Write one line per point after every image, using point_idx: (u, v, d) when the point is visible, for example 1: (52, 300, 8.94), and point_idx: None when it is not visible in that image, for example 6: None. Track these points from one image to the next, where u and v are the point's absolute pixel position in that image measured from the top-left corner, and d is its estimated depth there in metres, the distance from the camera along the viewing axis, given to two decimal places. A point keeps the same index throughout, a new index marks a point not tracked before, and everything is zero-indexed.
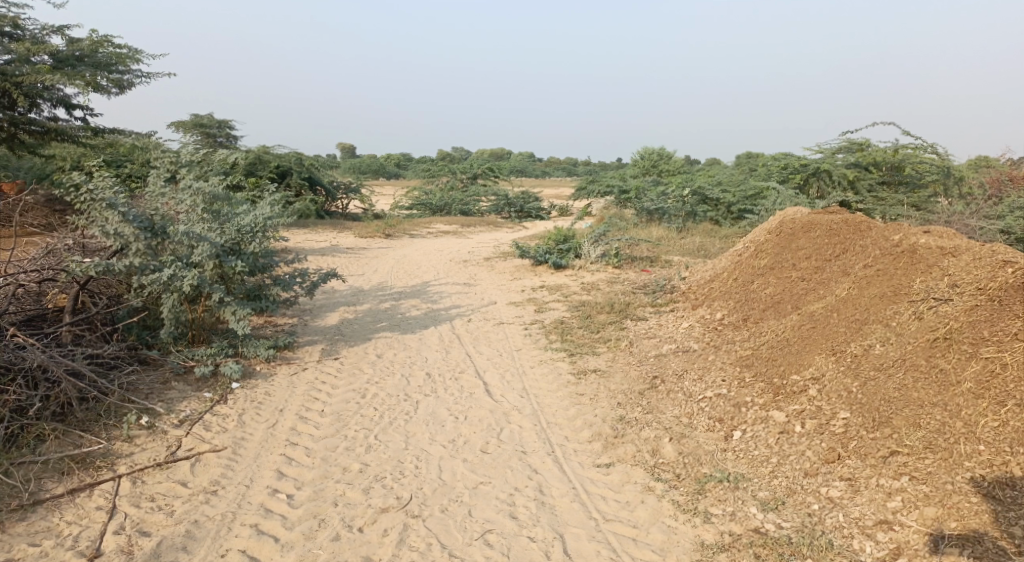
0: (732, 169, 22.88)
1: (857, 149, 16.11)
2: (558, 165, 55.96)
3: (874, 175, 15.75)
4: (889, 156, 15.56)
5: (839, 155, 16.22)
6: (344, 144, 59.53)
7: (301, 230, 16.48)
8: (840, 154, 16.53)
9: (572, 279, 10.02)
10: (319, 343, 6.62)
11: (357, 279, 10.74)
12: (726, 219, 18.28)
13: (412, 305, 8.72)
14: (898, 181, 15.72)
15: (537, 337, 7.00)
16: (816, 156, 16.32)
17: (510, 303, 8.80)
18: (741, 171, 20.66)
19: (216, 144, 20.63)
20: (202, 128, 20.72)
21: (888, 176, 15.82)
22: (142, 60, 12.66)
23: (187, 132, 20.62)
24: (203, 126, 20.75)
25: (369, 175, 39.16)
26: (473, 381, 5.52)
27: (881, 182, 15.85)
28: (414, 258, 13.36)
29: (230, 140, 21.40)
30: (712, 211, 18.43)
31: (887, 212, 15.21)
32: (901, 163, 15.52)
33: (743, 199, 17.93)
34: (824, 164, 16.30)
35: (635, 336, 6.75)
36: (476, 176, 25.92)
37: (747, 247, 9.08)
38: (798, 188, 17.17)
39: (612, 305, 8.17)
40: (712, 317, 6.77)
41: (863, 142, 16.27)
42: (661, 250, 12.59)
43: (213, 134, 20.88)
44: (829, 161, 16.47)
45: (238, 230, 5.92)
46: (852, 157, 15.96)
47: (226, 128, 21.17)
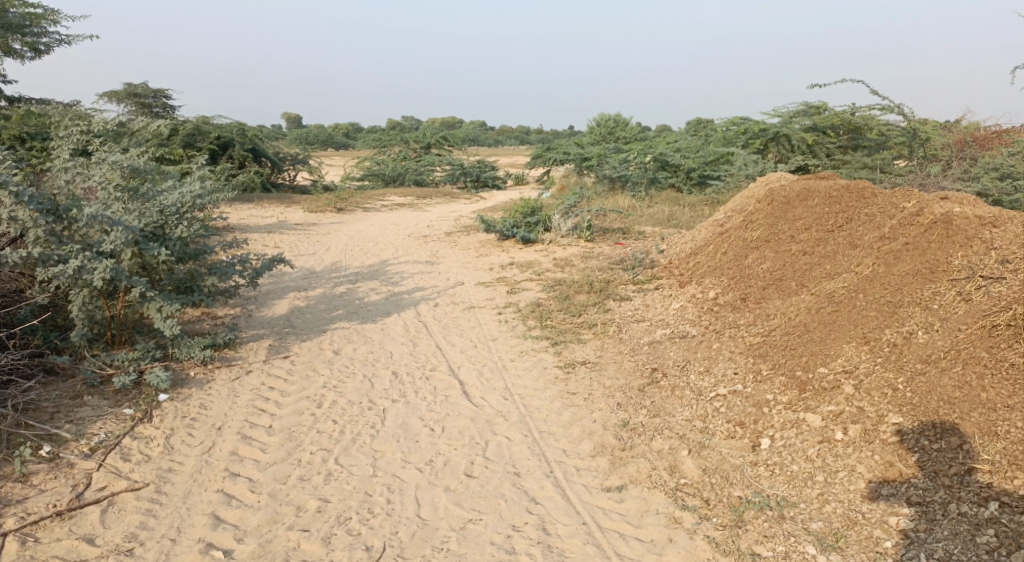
0: (691, 135, 22.51)
1: (814, 112, 15.98)
2: (512, 132, 54.87)
3: (831, 139, 15.79)
4: (848, 119, 15.46)
5: (798, 119, 15.95)
6: (289, 114, 57.49)
7: (246, 205, 15.32)
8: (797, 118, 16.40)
9: (543, 255, 9.35)
10: (265, 339, 5.77)
11: (307, 259, 9.83)
12: (689, 186, 17.84)
13: (371, 289, 7.90)
14: (858, 144, 15.64)
15: (513, 323, 6.30)
16: (777, 121, 15.97)
17: (479, 283, 8.07)
18: (702, 136, 20.25)
19: (152, 115, 19.07)
20: (137, 98, 19.10)
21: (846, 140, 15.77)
22: (60, 20, 11.24)
23: (120, 102, 19.03)
24: (137, 95, 19.18)
25: (317, 146, 37.53)
26: (447, 382, 4.78)
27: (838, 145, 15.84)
28: (369, 234, 12.47)
29: (167, 110, 19.88)
30: (676, 177, 17.98)
31: (850, 175, 14.98)
32: (860, 126, 15.39)
33: (705, 164, 17.49)
34: (783, 129, 16.09)
35: (622, 320, 6.12)
36: (430, 145, 24.87)
37: (730, 218, 8.50)
38: (758, 152, 16.91)
39: (591, 283, 7.52)
40: (705, 296, 6.16)
41: (820, 105, 16.15)
42: (632, 221, 12.00)
43: (148, 104, 19.32)
44: (787, 126, 16.28)
45: (161, 211, 4.97)
46: (810, 121, 15.87)
47: (162, 97, 19.57)
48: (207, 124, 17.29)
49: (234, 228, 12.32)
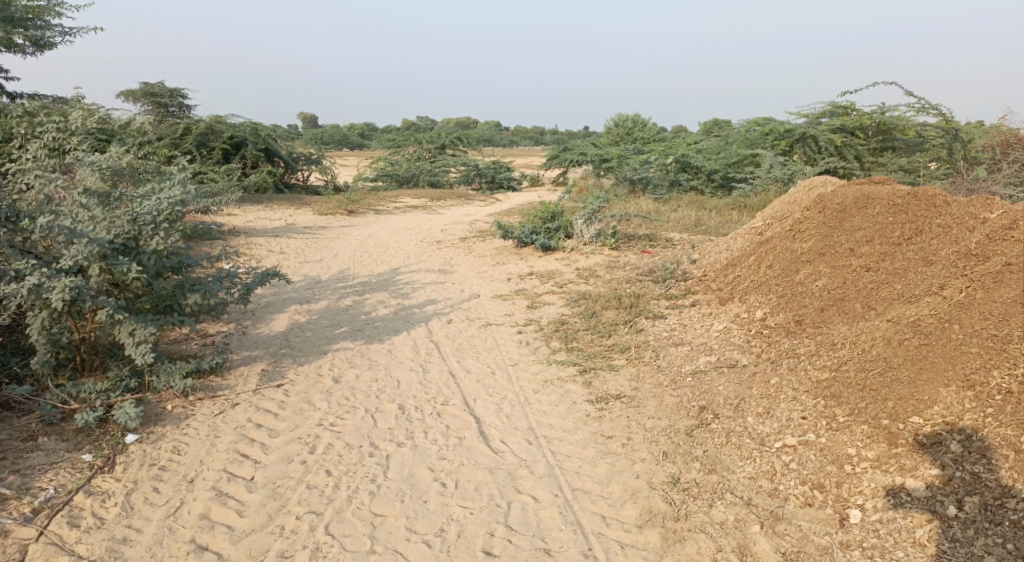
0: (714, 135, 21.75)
1: (842, 114, 15.34)
2: (527, 133, 54.22)
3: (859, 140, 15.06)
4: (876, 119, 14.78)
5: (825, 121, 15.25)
6: (305, 114, 57.47)
7: (255, 206, 14.82)
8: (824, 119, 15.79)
9: (565, 265, 8.71)
10: (258, 362, 5.16)
11: (313, 267, 9.25)
12: (711, 188, 17.14)
13: (379, 301, 7.29)
14: (890, 146, 14.97)
15: (534, 345, 5.65)
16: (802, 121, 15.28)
17: (496, 296, 7.43)
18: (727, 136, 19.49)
19: (167, 114, 18.66)
20: (152, 96, 18.68)
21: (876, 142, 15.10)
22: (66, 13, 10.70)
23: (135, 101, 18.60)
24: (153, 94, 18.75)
25: (332, 145, 37.12)
26: (463, 420, 4.15)
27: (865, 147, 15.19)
28: (381, 239, 11.87)
29: (182, 109, 19.46)
30: (698, 180, 17.29)
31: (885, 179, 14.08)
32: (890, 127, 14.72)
33: (728, 166, 16.76)
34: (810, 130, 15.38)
35: (658, 343, 5.46)
36: (444, 146, 24.29)
37: (771, 228, 7.79)
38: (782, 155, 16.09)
39: (619, 298, 6.85)
40: (751, 317, 5.48)
41: (847, 106, 15.60)
42: (659, 227, 11.31)
43: (164, 104, 18.90)
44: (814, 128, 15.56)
45: (135, 220, 4.36)
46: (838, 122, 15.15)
47: (177, 96, 19.18)
48: (220, 123, 16.95)
49: (240, 231, 11.79)
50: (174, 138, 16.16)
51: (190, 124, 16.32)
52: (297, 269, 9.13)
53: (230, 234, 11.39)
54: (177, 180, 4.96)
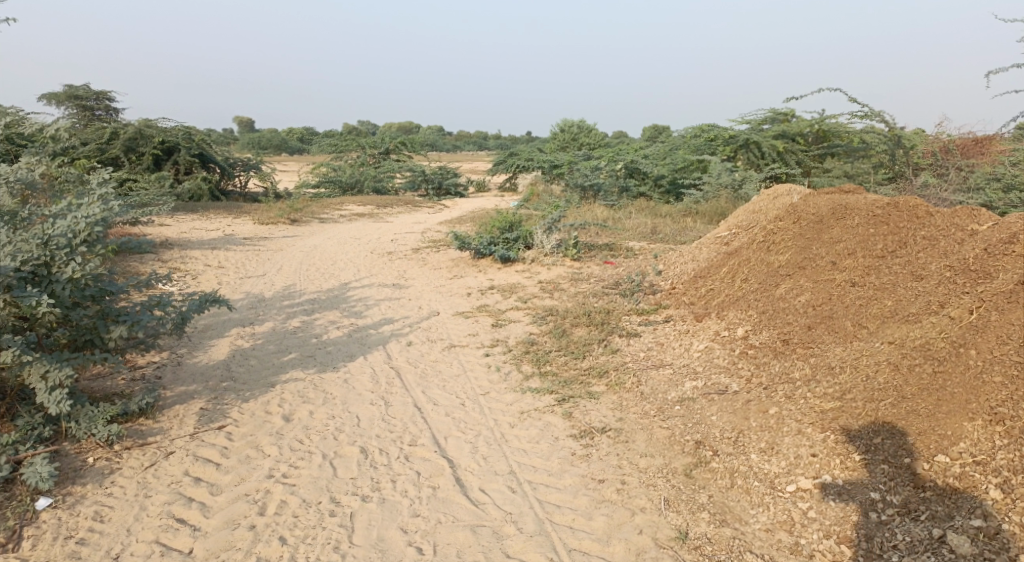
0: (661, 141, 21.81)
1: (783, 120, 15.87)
2: (472, 138, 53.79)
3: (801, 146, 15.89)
4: (819, 126, 15.42)
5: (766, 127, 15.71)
6: (241, 118, 55.65)
7: (189, 215, 13.88)
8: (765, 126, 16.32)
9: (526, 278, 8.34)
10: (196, 399, 4.56)
11: (255, 284, 8.59)
12: (658, 193, 17.07)
13: (329, 321, 6.73)
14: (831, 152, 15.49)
15: (504, 370, 5.22)
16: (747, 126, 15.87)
17: (458, 314, 6.98)
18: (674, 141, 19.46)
19: (93, 117, 17.44)
20: (76, 99, 17.43)
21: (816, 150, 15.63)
22: None
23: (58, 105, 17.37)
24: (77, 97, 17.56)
25: (271, 150, 35.77)
26: (434, 465, 3.71)
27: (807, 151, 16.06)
28: (327, 251, 11.24)
29: (110, 113, 18.28)
30: (644, 185, 17.16)
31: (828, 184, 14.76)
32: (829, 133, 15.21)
33: (676, 172, 16.80)
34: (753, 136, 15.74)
35: (637, 365, 5.12)
36: (389, 151, 23.64)
37: (738, 238, 7.61)
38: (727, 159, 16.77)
39: (589, 314, 6.51)
40: (732, 335, 5.20)
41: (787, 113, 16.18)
42: (618, 236, 11.06)
43: (90, 107, 17.71)
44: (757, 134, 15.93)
45: (46, 243, 3.72)
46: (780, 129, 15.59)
47: (104, 99, 17.97)
48: (150, 127, 15.91)
49: (173, 244, 10.97)
50: (99, 144, 15.07)
51: (117, 128, 15.27)
52: (238, 285, 8.44)
53: (161, 247, 10.54)
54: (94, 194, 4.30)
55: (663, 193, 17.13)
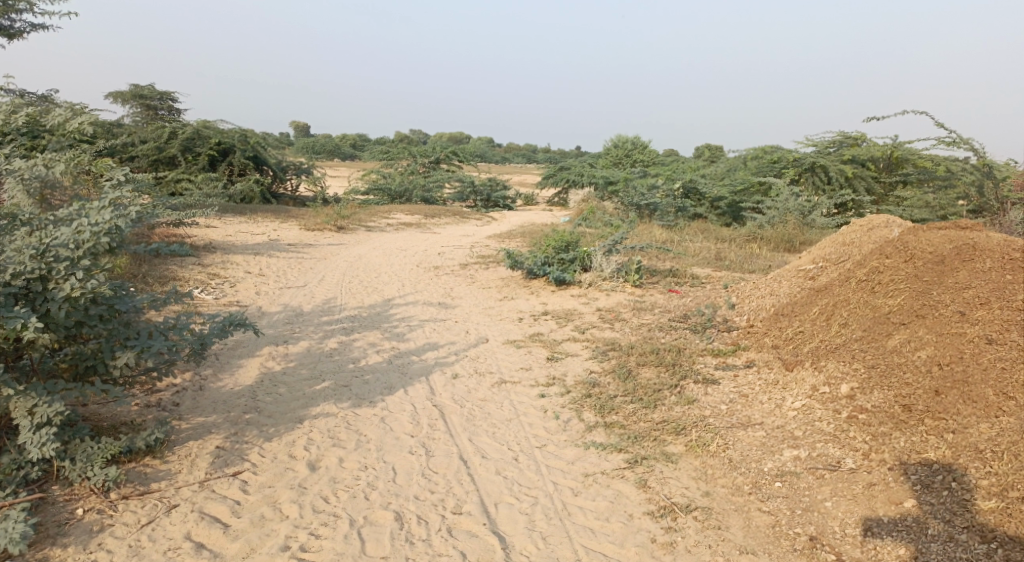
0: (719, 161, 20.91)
1: (851, 145, 15.37)
2: (522, 151, 53.47)
3: (871, 172, 14.91)
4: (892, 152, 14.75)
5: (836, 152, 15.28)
6: (297, 123, 56.75)
7: (238, 218, 13.66)
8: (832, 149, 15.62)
9: (583, 304, 7.66)
10: (212, 435, 4.02)
11: (296, 295, 8.12)
12: (714, 216, 16.19)
13: (369, 343, 6.17)
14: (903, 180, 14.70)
15: (563, 417, 4.54)
16: (813, 149, 15.03)
17: (508, 342, 6.35)
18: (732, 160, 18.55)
19: (156, 117, 17.58)
20: (140, 99, 17.61)
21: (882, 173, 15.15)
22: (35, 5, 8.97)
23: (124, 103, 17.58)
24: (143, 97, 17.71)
25: (324, 155, 36.03)
26: (483, 545, 3.06)
27: (877, 178, 15.10)
28: (373, 262, 10.77)
29: (173, 113, 18.42)
30: (701, 207, 16.31)
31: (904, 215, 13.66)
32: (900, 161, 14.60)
33: (735, 194, 15.96)
34: (820, 160, 15.11)
35: (720, 420, 4.38)
36: (439, 161, 23.31)
37: (826, 273, 6.80)
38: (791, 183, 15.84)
39: (656, 351, 5.79)
40: (834, 393, 4.41)
41: (858, 137, 15.51)
42: (681, 262, 10.30)
43: (154, 107, 17.85)
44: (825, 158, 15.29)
45: (45, 257, 3.30)
46: (849, 154, 15.01)
47: (168, 100, 18.14)
48: (208, 128, 15.90)
49: (218, 247, 10.66)
50: (158, 143, 15.09)
51: (176, 128, 15.27)
52: (277, 296, 8.00)
53: (205, 250, 10.24)
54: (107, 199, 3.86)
55: (719, 215, 16.29)
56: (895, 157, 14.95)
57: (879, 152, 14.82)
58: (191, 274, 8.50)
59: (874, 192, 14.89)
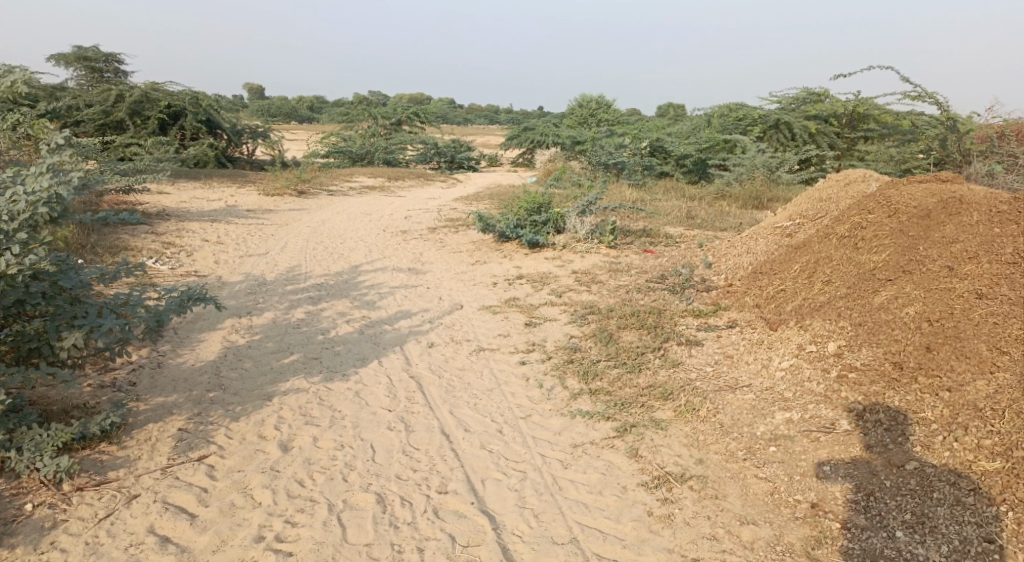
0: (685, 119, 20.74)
1: (814, 101, 15.28)
2: (485, 112, 52.51)
3: (834, 127, 14.94)
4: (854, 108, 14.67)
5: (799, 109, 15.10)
6: (252, 85, 54.74)
7: (192, 183, 13.04)
8: (796, 105, 15.54)
9: (558, 267, 7.47)
10: (174, 416, 3.75)
11: (258, 263, 7.75)
12: (680, 173, 16.06)
13: (338, 313, 5.89)
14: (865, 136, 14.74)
15: (546, 385, 4.37)
16: (778, 105, 14.95)
17: (484, 308, 6.13)
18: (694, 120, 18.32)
19: (100, 79, 16.61)
20: (83, 60, 16.57)
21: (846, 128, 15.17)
22: None
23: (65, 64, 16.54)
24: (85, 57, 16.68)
25: (280, 118, 34.78)
26: (472, 526, 2.90)
27: (839, 133, 15.15)
28: (337, 227, 10.38)
29: (118, 74, 17.41)
30: (667, 165, 16.15)
31: None
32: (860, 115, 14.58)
33: (701, 152, 15.84)
34: (784, 117, 15.03)
35: (708, 384, 4.27)
36: (401, 122, 22.65)
37: (804, 230, 6.71)
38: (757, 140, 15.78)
39: (637, 313, 5.64)
40: (821, 351, 4.32)
41: (821, 94, 15.41)
42: (653, 221, 10.15)
43: (98, 68, 16.86)
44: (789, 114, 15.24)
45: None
46: (812, 109, 14.99)
47: (113, 61, 17.12)
48: (157, 90, 15.07)
49: (172, 215, 10.13)
50: (104, 106, 14.28)
51: (122, 89, 14.42)
52: (238, 265, 7.61)
53: (158, 218, 9.71)
54: (44, 165, 3.47)
55: (685, 172, 16.17)
56: (858, 112, 14.99)
57: (842, 107, 14.82)
58: (144, 244, 8.03)
59: (838, 147, 14.97)
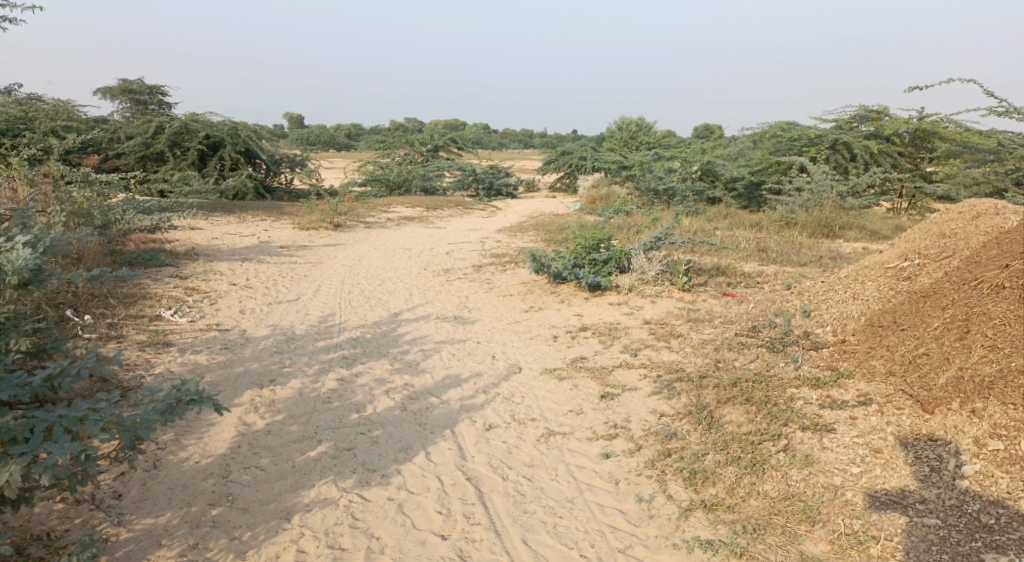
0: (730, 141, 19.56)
1: (874, 118, 13.97)
2: (520, 136, 51.96)
3: (896, 147, 13.68)
4: (917, 125, 13.51)
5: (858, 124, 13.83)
6: (291, 115, 55.41)
7: (225, 216, 12.42)
8: (854, 124, 14.26)
9: (626, 315, 6.46)
10: (162, 552, 2.88)
11: (287, 312, 6.92)
12: (731, 198, 14.90)
13: (375, 379, 4.97)
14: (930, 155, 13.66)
15: (644, 494, 3.37)
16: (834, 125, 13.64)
17: (547, 372, 5.15)
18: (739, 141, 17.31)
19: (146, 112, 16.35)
20: (130, 94, 16.33)
21: (910, 149, 13.86)
22: None
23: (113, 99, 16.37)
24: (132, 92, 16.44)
25: (318, 147, 34.57)
26: None
27: (902, 153, 13.92)
28: (375, 266, 9.54)
29: (164, 107, 17.18)
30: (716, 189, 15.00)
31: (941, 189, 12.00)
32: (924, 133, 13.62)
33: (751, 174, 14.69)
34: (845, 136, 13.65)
35: (863, 498, 3.21)
36: (438, 148, 22.00)
37: (927, 273, 5.60)
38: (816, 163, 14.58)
39: (739, 382, 4.58)
40: (1014, 452, 3.25)
41: (880, 110, 14.08)
42: (722, 255, 9.07)
43: (144, 102, 16.62)
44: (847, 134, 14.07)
45: None
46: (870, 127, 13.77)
47: (158, 94, 16.89)
48: (196, 121, 14.66)
49: (201, 254, 9.43)
50: (144, 139, 13.94)
51: (161, 121, 14.08)
52: (265, 315, 6.78)
53: (185, 258, 9.00)
54: None
55: (736, 197, 14.98)
56: (922, 131, 13.67)
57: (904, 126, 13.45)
58: (166, 290, 7.30)
59: (902, 168, 13.69)
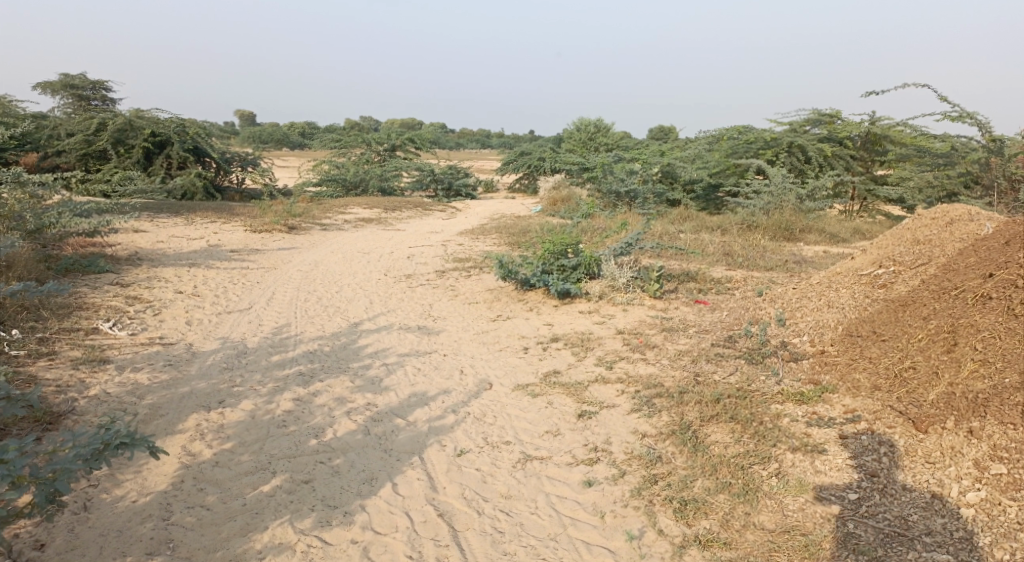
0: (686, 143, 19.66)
1: (827, 122, 14.29)
2: (478, 137, 51.58)
3: (850, 150, 13.88)
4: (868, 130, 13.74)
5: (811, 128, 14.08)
6: (242, 111, 53.79)
7: (171, 217, 11.75)
8: (808, 128, 14.44)
9: (598, 325, 6.21)
10: None
11: (237, 323, 6.46)
12: (690, 200, 14.88)
13: (335, 399, 4.60)
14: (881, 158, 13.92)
15: (633, 529, 3.13)
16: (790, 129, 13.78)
17: (519, 388, 4.85)
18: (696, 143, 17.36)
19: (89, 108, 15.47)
20: (71, 88, 15.44)
21: (862, 152, 14.09)
22: None
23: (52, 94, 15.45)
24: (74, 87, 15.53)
25: (270, 145, 33.54)
26: None
27: (855, 157, 14.13)
28: (332, 271, 9.09)
29: (108, 103, 16.31)
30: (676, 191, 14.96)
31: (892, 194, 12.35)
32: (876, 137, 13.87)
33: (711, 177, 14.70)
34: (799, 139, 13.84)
35: (864, 529, 3.03)
36: (396, 148, 21.50)
37: (903, 280, 5.51)
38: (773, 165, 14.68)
39: (722, 398, 4.37)
40: (1016, 476, 3.10)
41: (832, 114, 14.47)
42: (689, 259, 8.93)
43: (86, 97, 15.74)
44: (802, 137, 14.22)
45: None
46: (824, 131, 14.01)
47: (102, 89, 16.02)
48: (142, 118, 13.90)
49: (144, 259, 8.82)
50: (85, 136, 13.16)
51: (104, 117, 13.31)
52: (214, 326, 6.31)
53: (127, 264, 8.40)
54: None
55: (695, 199, 14.98)
56: (874, 135, 13.91)
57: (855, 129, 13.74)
58: (104, 299, 6.74)
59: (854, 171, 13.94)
